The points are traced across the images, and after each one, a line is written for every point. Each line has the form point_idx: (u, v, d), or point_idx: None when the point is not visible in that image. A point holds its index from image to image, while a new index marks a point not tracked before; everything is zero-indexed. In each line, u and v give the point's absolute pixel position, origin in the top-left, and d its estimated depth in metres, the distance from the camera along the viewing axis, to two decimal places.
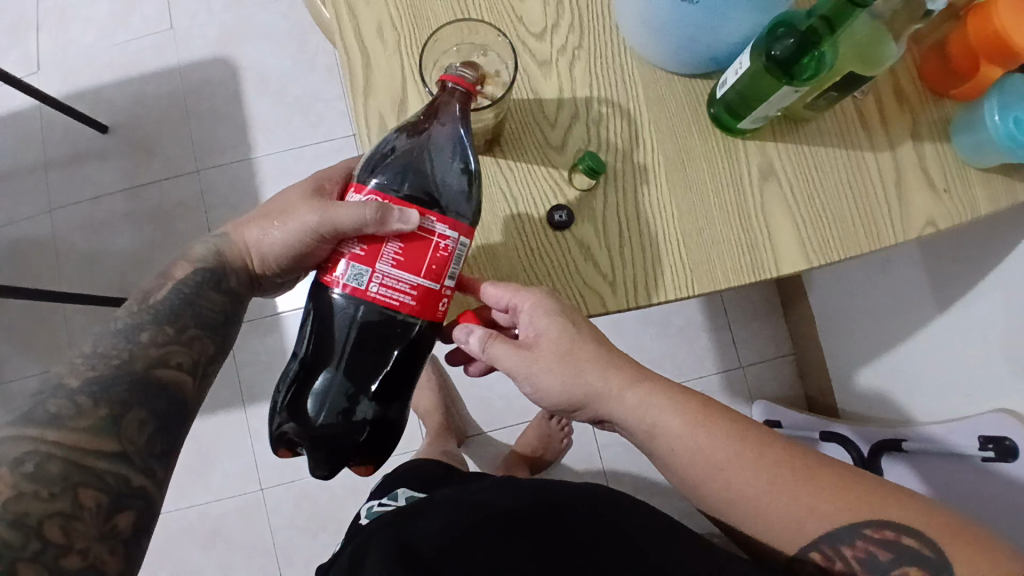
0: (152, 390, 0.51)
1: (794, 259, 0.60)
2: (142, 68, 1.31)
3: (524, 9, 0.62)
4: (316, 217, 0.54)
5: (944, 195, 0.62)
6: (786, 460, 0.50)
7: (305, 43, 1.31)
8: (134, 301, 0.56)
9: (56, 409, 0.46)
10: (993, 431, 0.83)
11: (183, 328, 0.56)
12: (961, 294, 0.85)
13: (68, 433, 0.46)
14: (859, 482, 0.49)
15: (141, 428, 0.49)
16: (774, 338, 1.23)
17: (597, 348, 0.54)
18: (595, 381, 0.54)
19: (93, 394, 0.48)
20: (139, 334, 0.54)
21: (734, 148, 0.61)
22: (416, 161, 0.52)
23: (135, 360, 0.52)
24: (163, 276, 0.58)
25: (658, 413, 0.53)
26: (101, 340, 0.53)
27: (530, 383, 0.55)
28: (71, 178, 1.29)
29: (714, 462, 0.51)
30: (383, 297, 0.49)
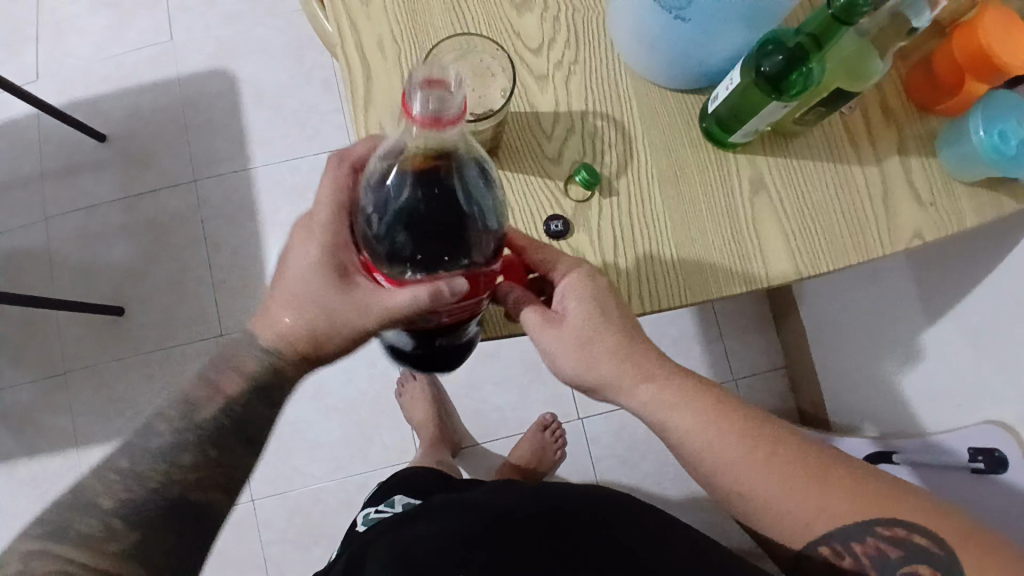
0: (185, 516, 0.52)
1: (784, 269, 0.61)
2: (139, 80, 1.32)
3: (521, 24, 0.63)
4: (365, 300, 0.51)
5: (930, 207, 0.63)
6: (797, 458, 0.50)
7: (303, 57, 1.33)
8: (177, 413, 0.54)
9: (88, 528, 0.49)
10: (984, 442, 0.84)
11: (228, 449, 0.55)
12: (951, 306, 0.87)
13: (95, 556, 0.48)
14: (870, 480, 0.50)
15: (167, 555, 0.50)
16: (767, 351, 1.24)
17: (619, 339, 0.53)
18: (607, 374, 0.53)
19: (127, 518, 0.50)
20: (182, 454, 0.53)
21: (725, 161, 0.62)
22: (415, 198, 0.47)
23: (173, 485, 0.52)
24: (209, 387, 0.55)
25: (668, 413, 0.53)
26: (138, 456, 0.52)
27: (547, 356, 0.55)
28: (66, 189, 1.29)
29: (726, 462, 0.51)
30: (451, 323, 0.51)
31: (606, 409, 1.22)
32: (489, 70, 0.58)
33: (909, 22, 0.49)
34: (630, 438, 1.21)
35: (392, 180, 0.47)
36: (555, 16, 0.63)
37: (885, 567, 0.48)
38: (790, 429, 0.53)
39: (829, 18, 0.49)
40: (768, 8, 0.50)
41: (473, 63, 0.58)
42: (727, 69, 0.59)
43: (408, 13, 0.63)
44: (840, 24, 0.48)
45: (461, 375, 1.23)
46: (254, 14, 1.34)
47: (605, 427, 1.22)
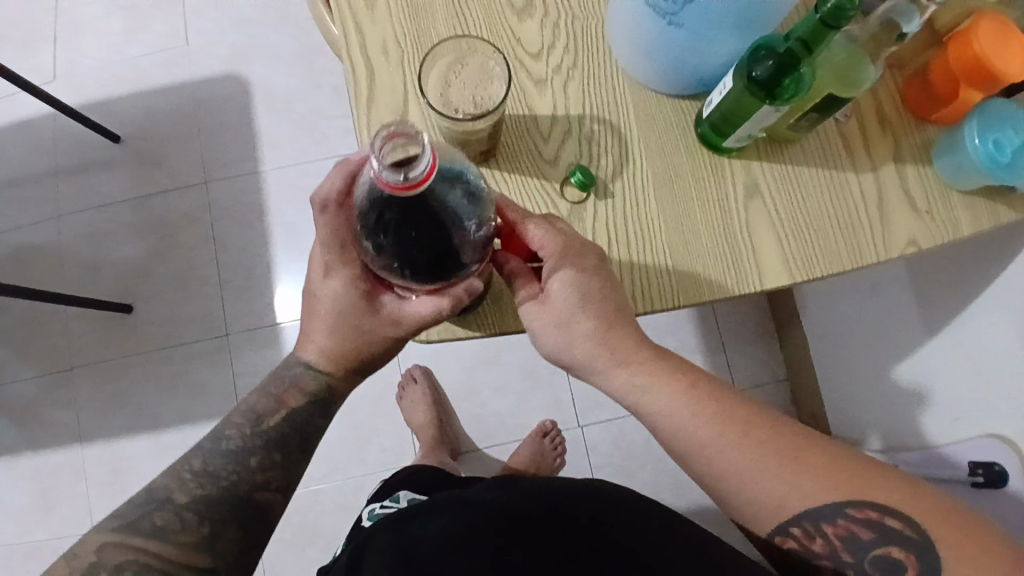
0: (247, 513, 0.58)
1: (778, 274, 0.62)
2: (153, 82, 1.35)
3: (522, 30, 0.65)
4: (390, 314, 0.55)
5: (925, 215, 0.64)
6: (771, 439, 0.50)
7: (314, 63, 1.35)
8: (246, 421, 0.60)
9: (162, 521, 0.55)
10: (982, 456, 0.84)
11: (287, 454, 0.61)
12: (951, 319, 0.86)
13: (168, 545, 0.54)
14: (849, 463, 0.49)
15: (231, 546, 0.57)
16: (768, 362, 1.24)
17: (597, 312, 0.54)
18: (582, 354, 0.55)
19: (198, 512, 0.56)
20: (248, 458, 0.59)
21: (720, 166, 0.63)
22: (399, 237, 0.45)
23: (240, 483, 0.58)
24: (275, 402, 0.61)
25: (642, 394, 0.54)
26: (212, 457, 0.58)
27: (532, 335, 0.57)
28: (78, 187, 1.32)
29: (699, 441, 0.52)
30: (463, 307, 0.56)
31: (605, 417, 1.22)
32: (487, 73, 0.59)
33: (900, 27, 0.49)
34: (629, 447, 1.21)
35: (386, 234, 0.45)
36: (556, 22, 0.65)
37: (858, 549, 0.48)
38: (772, 415, 0.53)
39: (817, 23, 0.48)
40: (760, 15, 0.51)
41: (472, 65, 0.59)
42: (722, 77, 0.60)
43: (412, 17, 0.65)
44: (829, 28, 0.48)
45: (461, 380, 1.24)
46: (267, 20, 1.37)
47: (604, 436, 1.22)
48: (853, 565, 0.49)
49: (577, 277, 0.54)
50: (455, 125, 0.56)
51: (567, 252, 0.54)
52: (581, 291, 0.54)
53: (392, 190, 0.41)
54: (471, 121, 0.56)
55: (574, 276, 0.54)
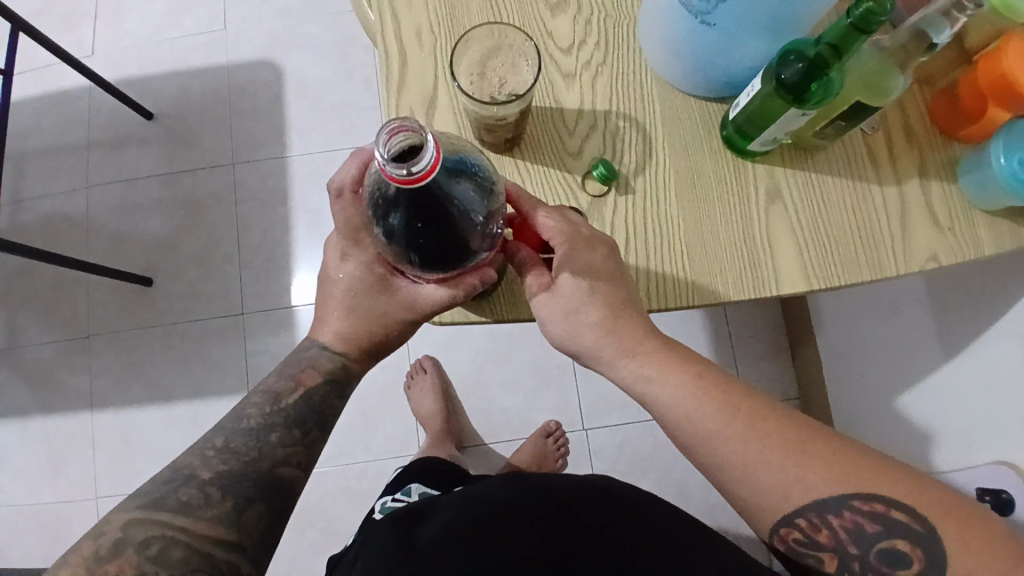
0: (270, 488, 0.57)
1: (795, 279, 0.62)
2: (190, 64, 1.39)
3: (554, 25, 0.66)
4: (404, 300, 0.57)
5: (948, 231, 0.64)
6: (777, 432, 0.50)
7: (347, 54, 1.38)
8: (265, 401, 0.61)
9: (187, 497, 0.54)
10: (991, 484, 0.81)
11: (307, 432, 0.61)
12: (966, 343, 0.86)
13: (195, 520, 0.53)
14: (856, 458, 0.49)
15: (257, 523, 0.55)
16: (780, 379, 1.23)
17: (608, 291, 0.55)
18: (588, 343, 0.56)
19: (223, 487, 0.55)
20: (270, 434, 0.59)
21: (742, 169, 0.63)
22: (406, 231, 0.45)
23: (262, 459, 0.58)
24: (294, 381, 0.62)
25: (648, 384, 0.55)
26: (234, 435, 0.58)
27: (541, 325, 0.58)
28: (110, 161, 1.36)
29: (705, 431, 0.52)
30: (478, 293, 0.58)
31: (612, 422, 1.22)
32: (517, 62, 0.60)
33: (930, 38, 0.50)
34: (633, 454, 1.20)
35: (398, 225, 0.45)
36: (587, 18, 0.66)
37: (861, 540, 0.48)
38: (779, 405, 0.53)
39: (847, 28, 0.48)
40: (793, 19, 0.51)
41: (503, 54, 0.60)
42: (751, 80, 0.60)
43: (447, 6, 0.66)
44: (859, 33, 0.48)
45: (470, 375, 1.25)
46: (305, 10, 1.40)
47: (609, 440, 1.21)
48: (857, 555, 0.49)
49: (591, 264, 0.55)
50: (482, 109, 0.57)
51: (576, 239, 0.55)
52: (592, 277, 0.55)
53: (403, 186, 0.40)
54: (497, 107, 0.56)
55: (584, 265, 0.55)
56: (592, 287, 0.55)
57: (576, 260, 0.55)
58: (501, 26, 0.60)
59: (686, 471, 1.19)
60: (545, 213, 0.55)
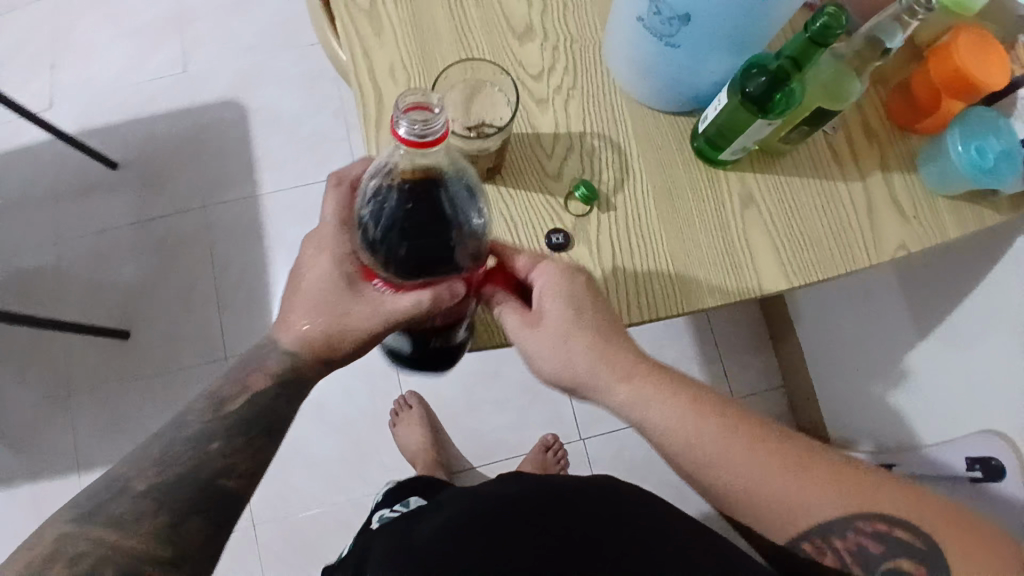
0: (212, 500, 0.57)
1: (776, 279, 0.65)
2: (154, 108, 1.38)
3: (523, 52, 0.68)
4: (373, 304, 0.55)
5: (913, 220, 0.67)
6: (776, 452, 0.53)
7: (315, 88, 1.39)
8: (207, 408, 0.60)
9: (120, 512, 0.54)
10: (980, 451, 0.85)
11: (251, 438, 0.60)
12: (942, 321, 0.90)
13: (128, 536, 0.53)
14: (851, 472, 0.52)
15: (195, 535, 0.55)
16: (764, 372, 1.26)
17: (594, 329, 0.57)
18: (582, 370, 0.56)
19: (158, 500, 0.55)
20: (209, 443, 0.58)
21: (716, 178, 0.66)
22: (404, 218, 0.50)
23: (202, 468, 0.57)
24: (240, 385, 0.61)
25: (645, 409, 0.56)
26: (171, 444, 0.58)
27: (529, 359, 0.59)
28: (78, 212, 1.33)
29: (704, 456, 0.54)
30: (447, 324, 0.57)
31: (606, 431, 1.24)
32: (496, 94, 0.62)
33: (884, 43, 0.54)
34: (631, 459, 1.22)
35: (394, 207, 0.50)
36: (555, 45, 0.68)
37: (867, 562, 0.50)
38: (773, 425, 0.55)
39: (806, 43, 0.52)
40: (754, 36, 0.55)
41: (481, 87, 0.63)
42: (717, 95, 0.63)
43: (417, 41, 0.68)
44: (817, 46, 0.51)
45: (463, 396, 1.25)
46: (269, 46, 1.40)
47: (605, 448, 1.23)
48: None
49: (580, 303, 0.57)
50: (466, 143, 0.59)
51: (561, 282, 0.57)
52: (583, 321, 0.57)
53: (414, 145, 0.43)
54: (483, 139, 0.58)
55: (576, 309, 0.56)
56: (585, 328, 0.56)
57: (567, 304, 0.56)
58: (474, 61, 0.62)
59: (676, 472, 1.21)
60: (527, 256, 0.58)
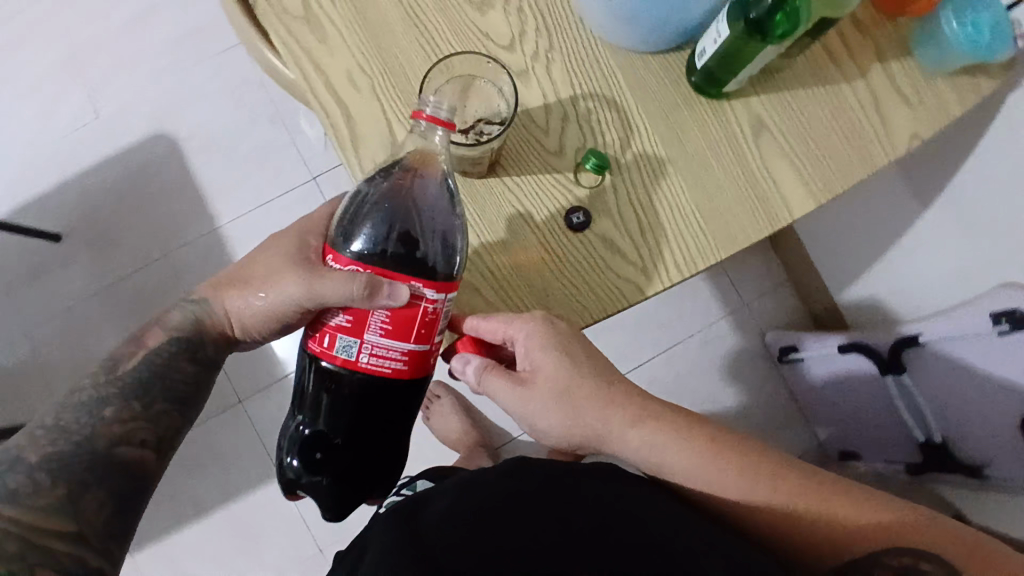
0: (113, 472, 0.54)
1: (802, 200, 0.62)
2: (79, 164, 1.26)
3: (487, 23, 0.62)
4: (306, 275, 0.55)
5: (919, 106, 0.64)
6: (804, 488, 0.53)
7: (242, 97, 1.27)
8: (103, 370, 0.59)
9: (16, 484, 0.49)
10: (1003, 305, 0.85)
11: (149, 402, 0.59)
12: (941, 188, 0.89)
13: (23, 510, 0.48)
14: (878, 512, 0.51)
15: (100, 510, 0.51)
16: (765, 268, 1.23)
17: (595, 387, 0.58)
18: (594, 421, 0.58)
19: (52, 472, 0.51)
20: (102, 409, 0.56)
21: (721, 110, 0.62)
22: (393, 211, 0.54)
23: (96, 438, 0.54)
24: (137, 346, 0.62)
25: (662, 452, 0.57)
26: (64, 412, 0.55)
27: (527, 419, 0.60)
28: (36, 296, 1.24)
29: (733, 494, 0.55)
30: (375, 367, 0.52)
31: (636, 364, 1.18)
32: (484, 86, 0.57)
33: None
34: None
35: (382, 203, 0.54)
36: (520, 7, 0.62)
37: None
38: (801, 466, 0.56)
39: None
40: None
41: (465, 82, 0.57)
42: (705, 23, 0.59)
43: (369, 37, 0.61)
44: None
45: None
46: (179, 64, 1.27)
47: None
48: None
49: (580, 364, 0.58)
50: (470, 151, 0.55)
51: (553, 347, 0.56)
52: (582, 383, 0.58)
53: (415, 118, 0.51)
54: (487, 140, 0.54)
55: (575, 374, 0.58)
56: (589, 393, 0.58)
57: (568, 368, 0.57)
58: (451, 56, 0.56)
59: (702, 386, 1.19)
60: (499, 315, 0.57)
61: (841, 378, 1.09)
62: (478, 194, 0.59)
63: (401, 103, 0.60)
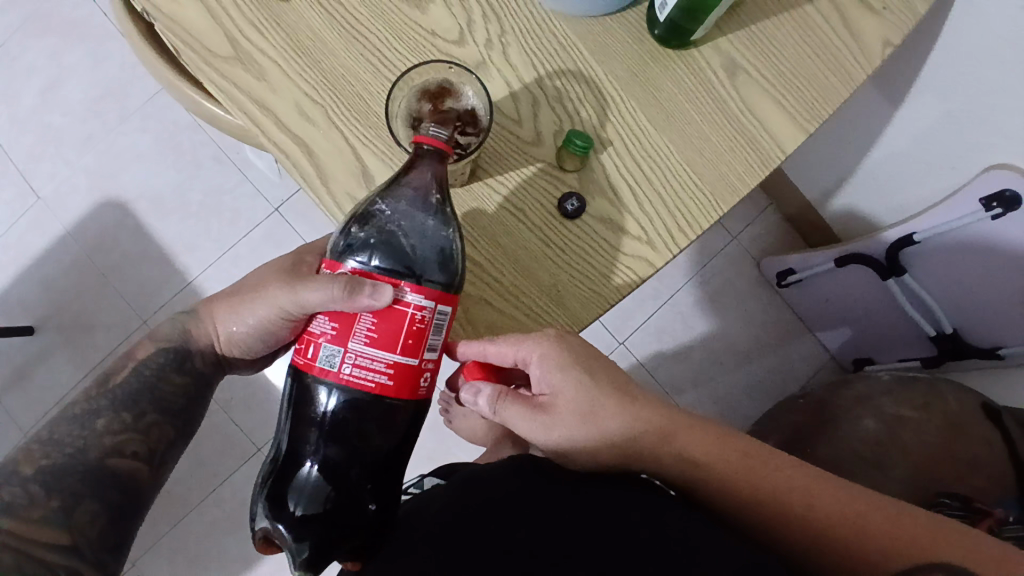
0: (105, 481, 0.52)
1: (791, 133, 0.60)
2: (33, 252, 1.20)
3: (430, 20, 0.58)
4: (294, 282, 0.52)
5: (885, 12, 0.62)
6: (834, 511, 0.47)
7: (180, 144, 1.20)
8: (93, 385, 0.57)
9: (9, 497, 0.48)
10: (991, 189, 0.80)
11: (140, 413, 0.56)
12: (910, 83, 0.85)
13: (18, 522, 0.47)
14: (909, 522, 0.45)
15: (92, 522, 0.49)
16: (750, 197, 1.20)
17: (621, 402, 0.53)
18: (623, 445, 0.52)
19: (46, 484, 0.50)
20: (95, 421, 0.54)
21: (691, 59, 0.59)
22: (390, 228, 0.49)
23: (88, 448, 0.53)
24: (127, 357, 0.59)
25: (696, 470, 0.51)
26: (57, 425, 0.54)
27: (549, 449, 0.54)
28: (24, 396, 1.18)
29: (762, 511, 0.48)
30: (358, 380, 0.46)
31: (640, 322, 1.15)
32: (452, 93, 0.54)
33: None
34: None
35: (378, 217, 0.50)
36: None
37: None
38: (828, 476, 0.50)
39: None
40: None
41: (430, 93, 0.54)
42: None
43: (309, 61, 0.57)
44: None
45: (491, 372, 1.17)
46: (106, 125, 1.20)
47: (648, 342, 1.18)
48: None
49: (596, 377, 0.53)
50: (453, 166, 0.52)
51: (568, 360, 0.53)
52: (600, 401, 0.53)
53: (419, 142, 0.48)
54: (471, 152, 0.52)
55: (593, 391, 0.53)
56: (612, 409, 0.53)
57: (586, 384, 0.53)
58: (410, 70, 0.53)
59: (712, 325, 1.17)
60: (511, 338, 0.53)
61: (843, 288, 1.07)
62: (466, 203, 0.57)
63: (362, 125, 0.57)
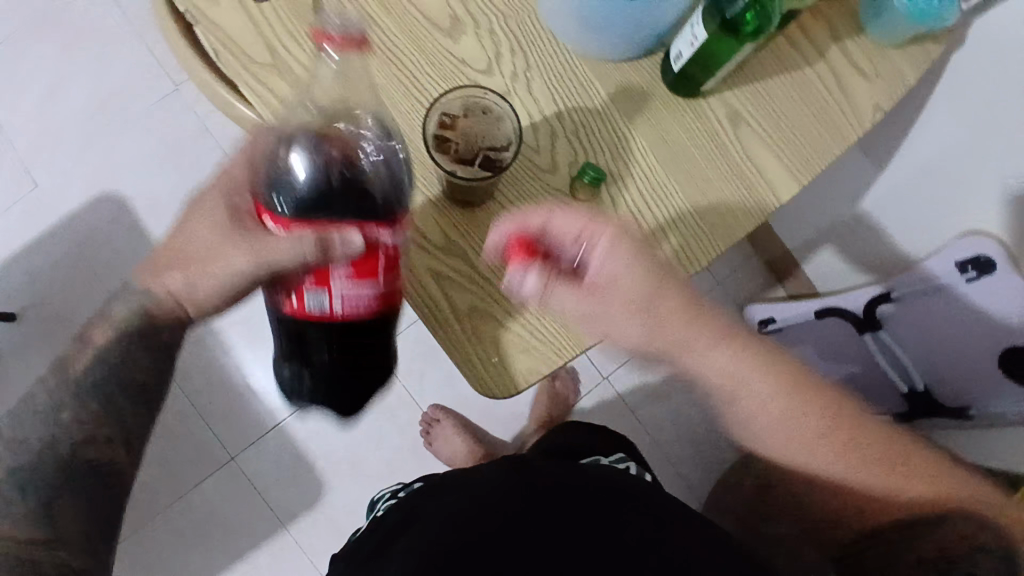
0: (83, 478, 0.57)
1: (787, 183, 0.64)
2: (20, 242, 1.19)
3: (461, 49, 0.61)
4: (251, 245, 0.50)
5: (876, 78, 0.67)
6: (849, 452, 0.60)
7: (187, 148, 1.22)
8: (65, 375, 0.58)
9: None
10: (967, 253, 0.86)
11: (108, 400, 0.58)
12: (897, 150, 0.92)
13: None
14: (893, 448, 0.60)
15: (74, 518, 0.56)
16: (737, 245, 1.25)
17: (681, 289, 0.58)
18: (678, 337, 0.58)
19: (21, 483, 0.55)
20: (61, 414, 0.57)
21: (700, 105, 0.63)
22: (324, 160, 0.51)
23: (58, 442, 0.56)
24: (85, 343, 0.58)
25: (747, 379, 0.59)
26: (25, 420, 0.57)
27: (603, 329, 0.58)
28: None
29: (798, 456, 0.60)
30: (352, 313, 0.50)
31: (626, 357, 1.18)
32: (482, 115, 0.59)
33: None
34: None
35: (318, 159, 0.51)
36: (491, 31, 0.62)
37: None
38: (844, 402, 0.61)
39: None
40: None
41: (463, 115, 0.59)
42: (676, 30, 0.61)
43: None
44: None
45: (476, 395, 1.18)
46: (113, 124, 1.21)
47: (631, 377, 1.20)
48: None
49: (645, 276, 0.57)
50: (480, 183, 0.57)
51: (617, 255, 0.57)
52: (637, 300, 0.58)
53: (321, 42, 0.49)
54: (501, 172, 0.57)
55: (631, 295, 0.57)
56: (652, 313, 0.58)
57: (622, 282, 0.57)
58: (445, 95, 0.58)
59: None
60: (568, 214, 0.56)
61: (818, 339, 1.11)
62: (485, 222, 0.60)
63: None
